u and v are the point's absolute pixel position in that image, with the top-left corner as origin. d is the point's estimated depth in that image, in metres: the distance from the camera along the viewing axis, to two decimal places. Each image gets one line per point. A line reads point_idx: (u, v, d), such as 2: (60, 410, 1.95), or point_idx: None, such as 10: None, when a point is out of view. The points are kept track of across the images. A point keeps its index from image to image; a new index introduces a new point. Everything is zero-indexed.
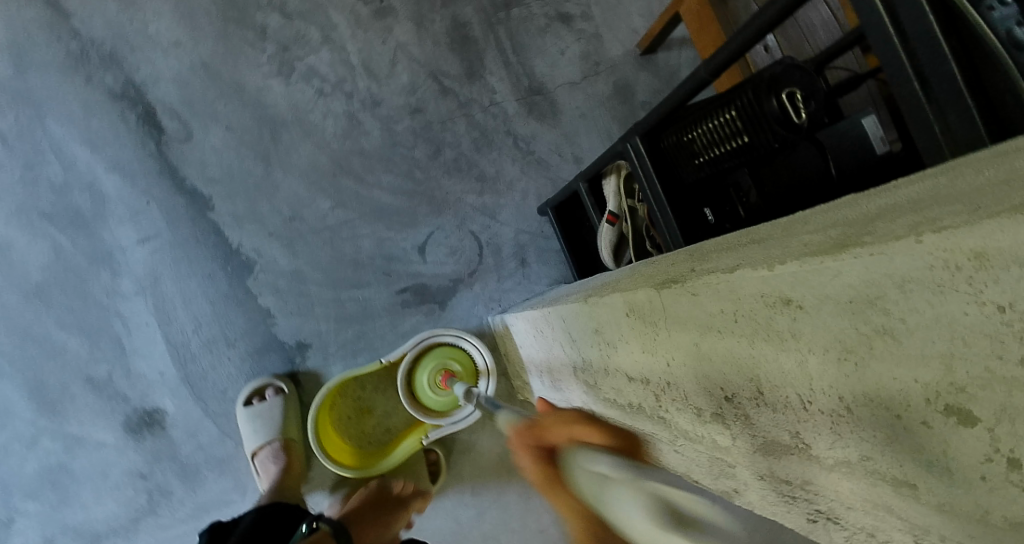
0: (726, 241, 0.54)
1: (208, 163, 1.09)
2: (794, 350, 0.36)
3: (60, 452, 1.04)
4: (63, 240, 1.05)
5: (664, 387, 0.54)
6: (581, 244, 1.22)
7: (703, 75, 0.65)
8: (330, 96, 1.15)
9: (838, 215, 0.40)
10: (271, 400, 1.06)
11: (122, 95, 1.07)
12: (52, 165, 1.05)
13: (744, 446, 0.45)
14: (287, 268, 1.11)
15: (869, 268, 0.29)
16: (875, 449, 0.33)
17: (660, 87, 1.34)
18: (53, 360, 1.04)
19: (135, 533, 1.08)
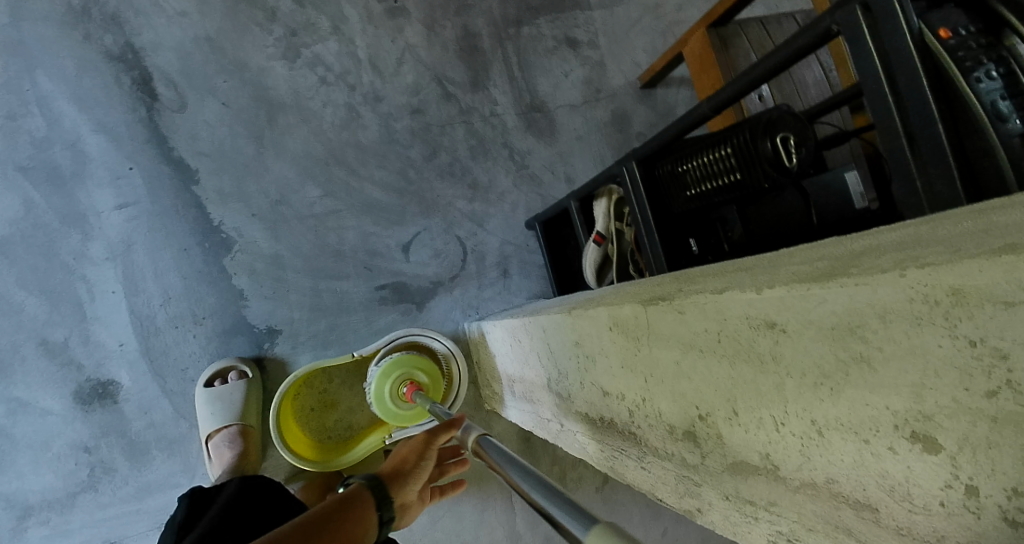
0: (712, 268, 0.56)
1: (200, 135, 1.07)
2: (772, 373, 0.37)
3: (1, 416, 0.98)
4: (36, 195, 1.00)
5: (638, 404, 0.55)
6: (564, 262, 1.24)
7: (704, 110, 0.67)
8: (332, 86, 1.15)
9: (824, 251, 0.42)
10: (234, 383, 1.02)
11: (119, 57, 1.04)
12: (35, 118, 1.01)
13: (713, 465, 0.46)
14: (267, 250, 1.09)
15: (854, 297, 0.30)
16: (841, 473, 0.34)
17: (656, 121, 1.39)
18: (7, 318, 0.99)
19: (71, 509, 1.01)
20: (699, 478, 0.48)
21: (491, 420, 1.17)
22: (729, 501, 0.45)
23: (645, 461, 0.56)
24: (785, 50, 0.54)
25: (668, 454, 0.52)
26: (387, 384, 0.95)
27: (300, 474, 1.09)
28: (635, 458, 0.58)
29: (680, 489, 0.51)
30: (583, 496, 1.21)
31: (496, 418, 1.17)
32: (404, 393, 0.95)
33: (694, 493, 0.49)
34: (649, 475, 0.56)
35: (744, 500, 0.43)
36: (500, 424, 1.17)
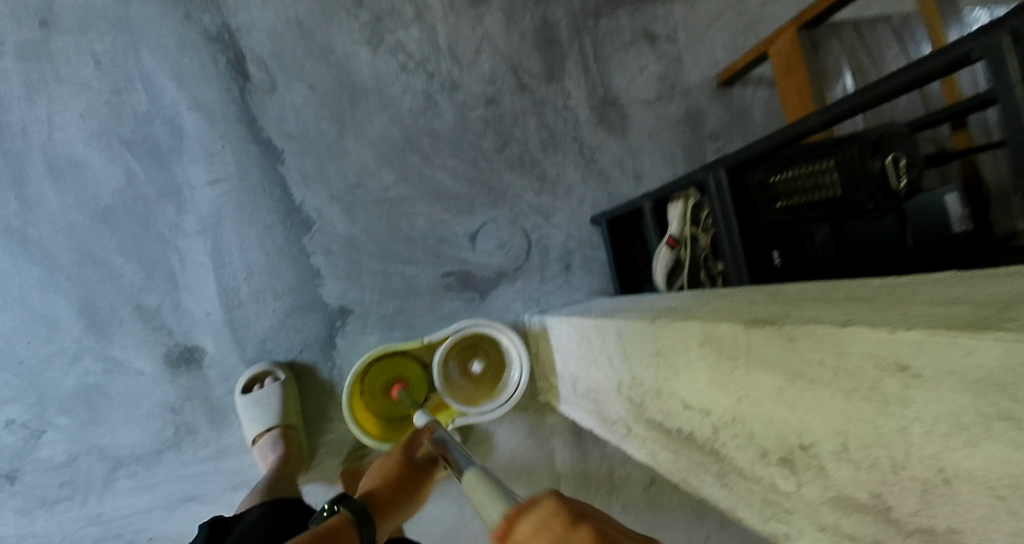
0: (816, 292, 0.55)
1: (286, 117, 1.11)
2: (897, 415, 0.37)
3: (99, 373, 1.07)
4: (137, 169, 1.07)
5: (726, 422, 0.55)
6: (628, 261, 1.23)
7: (812, 125, 0.65)
8: (412, 73, 1.17)
9: (962, 292, 0.40)
10: (268, 386, 1.05)
11: (216, 38, 1.09)
12: (139, 94, 1.07)
13: (810, 495, 0.46)
14: (343, 232, 1.14)
15: (1006, 352, 0.28)
16: (966, 525, 0.33)
17: (731, 121, 1.34)
18: (108, 282, 1.07)
19: (157, 464, 1.10)
20: (791, 504, 0.49)
21: (544, 412, 1.18)
22: (824, 533, 0.46)
23: (727, 478, 0.58)
24: (912, 73, 0.51)
25: (757, 476, 0.52)
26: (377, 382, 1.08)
27: (362, 448, 1.15)
28: (715, 473, 0.59)
29: (767, 512, 0.52)
30: (629, 494, 1.22)
31: (549, 410, 1.19)
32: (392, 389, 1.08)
33: (784, 518, 0.50)
34: (730, 493, 0.58)
35: (844, 534, 0.44)
36: (554, 417, 1.19)
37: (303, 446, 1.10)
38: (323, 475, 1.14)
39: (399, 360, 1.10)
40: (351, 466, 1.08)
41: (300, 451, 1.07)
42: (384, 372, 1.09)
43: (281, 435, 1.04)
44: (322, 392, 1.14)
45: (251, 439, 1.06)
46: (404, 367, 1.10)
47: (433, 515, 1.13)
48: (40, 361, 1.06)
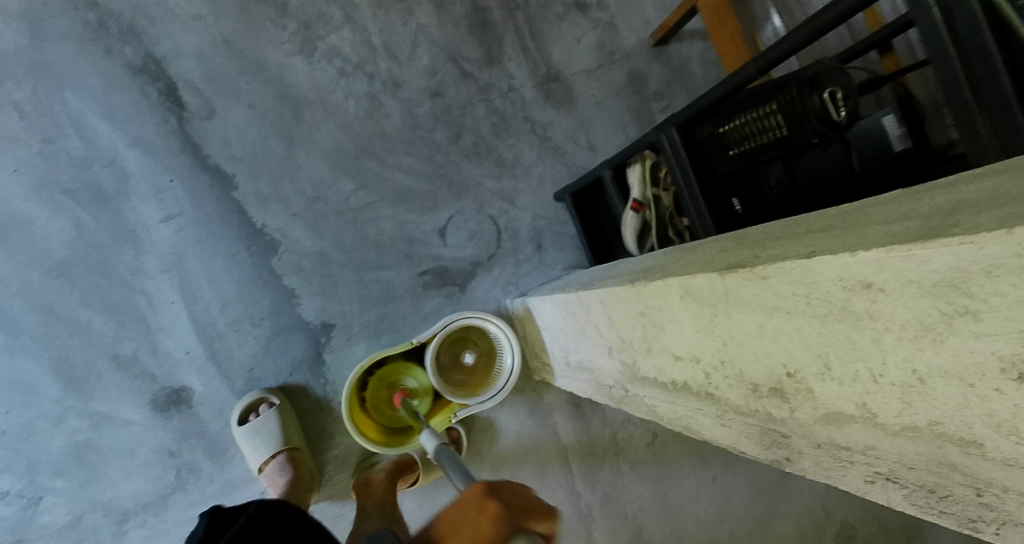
0: (779, 229, 0.57)
1: (231, 140, 1.08)
2: (869, 329, 0.39)
3: (86, 430, 1.03)
4: (85, 216, 1.03)
5: (716, 366, 0.58)
6: (596, 230, 1.26)
7: (753, 71, 0.67)
8: (352, 77, 1.14)
9: (909, 207, 0.43)
10: (264, 414, 1.04)
11: (142, 69, 1.04)
12: (72, 139, 1.02)
13: (803, 417, 0.50)
14: (311, 248, 1.12)
15: (958, 255, 0.31)
16: (944, 414, 0.37)
17: (672, 78, 1.36)
18: (78, 338, 1.02)
19: (165, 511, 1.08)
20: (787, 430, 0.53)
21: (541, 390, 1.21)
22: (821, 449, 0.50)
23: (726, 418, 0.61)
24: (838, 8, 0.53)
25: (752, 410, 0.56)
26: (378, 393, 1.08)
27: (370, 457, 1.15)
28: (714, 416, 0.63)
29: (767, 441, 0.57)
30: (635, 452, 1.27)
31: (546, 388, 1.21)
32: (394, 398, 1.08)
33: (782, 444, 0.54)
34: (731, 430, 0.62)
35: (838, 446, 0.48)
36: (551, 394, 1.22)
37: (312, 465, 1.09)
38: (336, 491, 1.14)
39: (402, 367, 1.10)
40: (360, 476, 1.07)
41: (310, 471, 1.07)
42: (387, 380, 1.09)
43: (288, 460, 1.03)
44: (320, 410, 1.13)
45: (257, 469, 1.04)
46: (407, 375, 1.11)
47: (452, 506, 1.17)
48: (21, 429, 1.02)
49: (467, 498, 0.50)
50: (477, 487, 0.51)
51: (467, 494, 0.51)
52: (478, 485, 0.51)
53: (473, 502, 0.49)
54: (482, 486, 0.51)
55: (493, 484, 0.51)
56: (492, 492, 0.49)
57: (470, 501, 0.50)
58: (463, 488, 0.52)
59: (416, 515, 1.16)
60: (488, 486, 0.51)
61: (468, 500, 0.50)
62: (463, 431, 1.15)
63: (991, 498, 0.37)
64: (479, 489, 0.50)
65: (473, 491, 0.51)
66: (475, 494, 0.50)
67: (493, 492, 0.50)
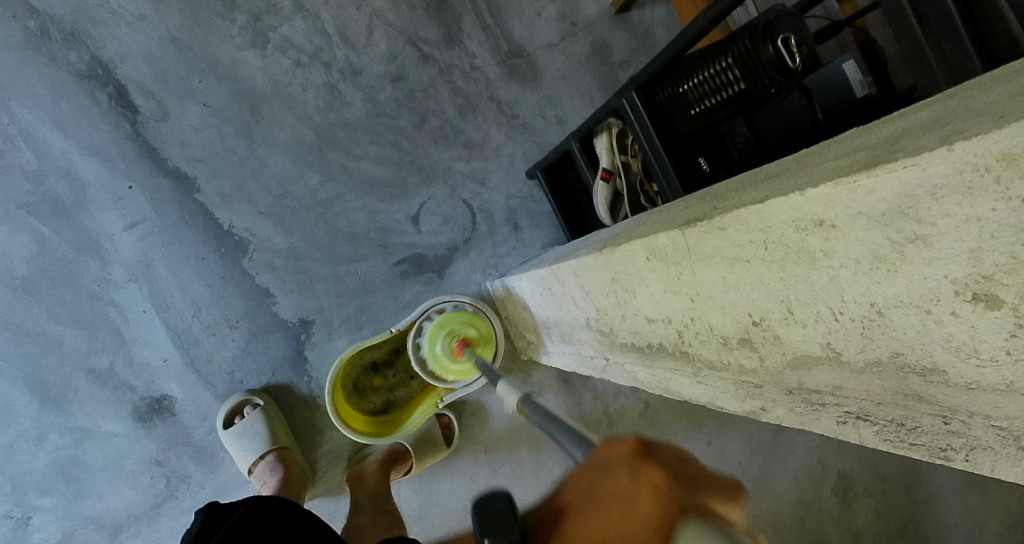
0: (740, 181, 0.56)
1: (189, 142, 1.05)
2: (825, 268, 0.39)
3: (70, 446, 1.02)
4: (45, 230, 1.00)
5: (688, 322, 0.59)
6: (571, 204, 1.24)
7: (703, 24, 0.65)
8: (308, 68, 1.11)
9: (860, 141, 0.42)
10: (249, 415, 1.03)
11: (89, 74, 1.00)
12: (23, 152, 0.99)
13: (773, 365, 0.50)
14: (282, 246, 1.10)
15: (901, 180, 0.30)
16: (903, 345, 0.37)
17: (637, 45, 1.32)
18: (50, 354, 1.00)
19: (158, 519, 1.07)
20: (760, 379, 0.53)
21: (529, 369, 1.22)
22: (793, 395, 0.50)
23: (702, 375, 0.61)
24: None
25: (725, 364, 0.56)
26: (439, 342, 1.02)
27: (361, 449, 1.14)
28: (690, 374, 0.63)
29: (742, 393, 0.56)
30: (627, 423, 1.27)
31: (534, 367, 1.22)
32: (455, 348, 1.02)
33: (756, 394, 0.54)
34: (708, 387, 0.61)
35: (809, 390, 0.48)
36: (539, 372, 1.23)
37: (303, 463, 1.09)
38: (330, 486, 1.13)
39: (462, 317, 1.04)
40: (353, 469, 1.07)
41: (301, 468, 1.06)
42: (448, 328, 1.03)
43: (278, 459, 1.02)
44: (308, 407, 1.12)
45: (248, 470, 1.04)
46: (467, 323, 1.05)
47: (449, 491, 1.18)
48: (3, 450, 1.00)
49: (613, 458, 0.43)
50: (626, 447, 0.43)
51: (617, 459, 0.43)
52: (628, 444, 0.44)
53: (618, 462, 0.42)
54: (633, 442, 0.44)
55: (648, 446, 0.44)
56: (647, 457, 0.42)
57: (616, 458, 0.43)
58: (604, 447, 0.44)
59: (413, 502, 1.16)
60: (643, 444, 0.44)
61: (615, 458, 0.43)
62: (454, 417, 1.16)
63: (958, 425, 0.36)
64: (631, 447, 0.43)
65: (620, 448, 0.44)
66: (625, 451, 0.43)
67: (649, 456, 0.42)
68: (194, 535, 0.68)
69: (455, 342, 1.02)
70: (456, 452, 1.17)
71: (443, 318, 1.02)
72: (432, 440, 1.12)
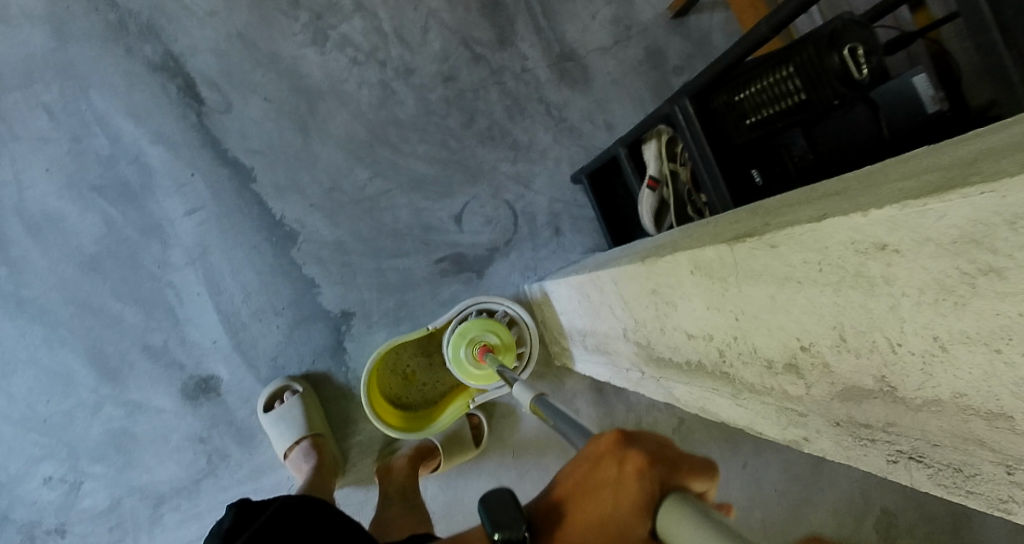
0: (796, 196, 0.54)
1: (248, 134, 1.10)
2: (885, 295, 0.36)
3: (123, 417, 1.09)
4: (114, 213, 1.07)
5: (730, 341, 0.57)
6: (615, 211, 1.22)
7: (764, 31, 0.63)
8: (364, 66, 1.15)
9: (933, 161, 0.39)
10: (288, 401, 1.07)
11: (162, 67, 1.07)
12: (100, 139, 1.06)
13: (820, 393, 0.47)
14: (329, 238, 1.14)
15: (978, 206, 0.28)
16: (969, 385, 0.34)
17: (693, 51, 1.28)
18: (111, 329, 1.08)
19: (197, 494, 1.13)
20: (804, 408, 0.50)
21: (562, 375, 1.21)
22: (840, 427, 0.47)
23: (742, 397, 0.59)
24: None
25: (768, 388, 0.54)
26: (461, 351, 1.03)
27: (392, 443, 1.17)
28: (729, 395, 0.61)
29: (784, 420, 0.54)
30: None
31: (567, 373, 1.22)
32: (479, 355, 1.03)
33: (800, 423, 0.52)
34: (748, 410, 0.59)
35: (859, 424, 0.45)
36: (572, 379, 1.22)
37: (335, 451, 1.12)
38: (359, 477, 1.17)
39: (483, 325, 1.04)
40: (383, 462, 1.10)
41: (333, 456, 1.10)
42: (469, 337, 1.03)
43: (311, 446, 1.06)
44: (343, 397, 1.16)
45: (283, 454, 1.08)
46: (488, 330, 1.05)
47: (475, 491, 1.18)
48: (63, 416, 1.08)
49: (601, 451, 0.42)
50: (609, 438, 0.42)
51: (604, 452, 0.41)
52: (612, 435, 0.42)
53: (607, 454, 0.41)
54: (615, 432, 0.42)
55: (631, 434, 0.41)
56: (628, 442, 0.40)
57: (605, 450, 0.42)
58: (594, 440, 0.43)
59: (439, 499, 1.17)
60: (624, 432, 0.42)
61: (603, 450, 0.42)
62: (484, 417, 1.17)
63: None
64: (614, 437, 0.42)
65: (607, 441, 0.42)
66: (608, 440, 0.42)
67: (632, 442, 0.40)
68: (225, 531, 0.71)
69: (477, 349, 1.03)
70: (484, 453, 1.18)
71: (463, 328, 1.02)
72: (461, 439, 1.13)
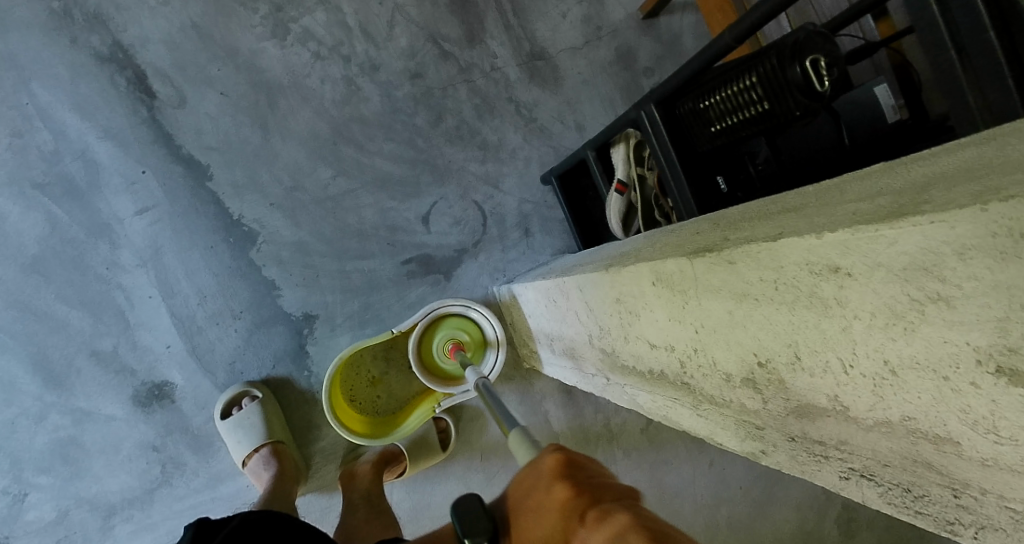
0: (756, 210, 0.54)
1: (204, 130, 1.05)
2: (838, 317, 0.36)
3: (69, 426, 1.03)
4: (57, 211, 1.01)
5: (691, 354, 0.57)
6: (584, 212, 1.22)
7: (728, 41, 0.63)
8: (327, 60, 1.10)
9: (886, 182, 0.39)
10: (246, 407, 1.04)
11: (109, 57, 1.01)
12: (41, 132, 1.00)
13: (776, 409, 0.48)
14: (291, 238, 1.10)
15: (927, 235, 0.28)
16: (917, 410, 0.34)
17: (663, 53, 1.28)
18: (56, 334, 1.02)
19: (151, 505, 1.08)
20: (761, 422, 0.51)
21: (532, 377, 1.21)
22: (795, 442, 0.47)
23: (702, 408, 0.59)
24: None
25: (726, 401, 0.54)
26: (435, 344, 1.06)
27: (356, 448, 1.14)
28: (690, 406, 0.61)
29: (742, 433, 0.54)
30: (629, 438, 1.26)
31: (536, 375, 1.21)
32: (449, 351, 1.05)
33: (757, 436, 0.52)
34: (707, 421, 0.59)
35: (813, 440, 0.45)
36: (542, 381, 1.21)
37: (297, 458, 1.09)
38: (324, 482, 1.14)
39: (456, 321, 1.07)
40: (346, 469, 1.07)
41: (295, 464, 1.06)
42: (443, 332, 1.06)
43: (271, 454, 1.03)
44: (306, 402, 1.13)
45: (241, 462, 1.04)
46: (460, 328, 1.08)
47: (443, 495, 1.17)
48: (3, 427, 1.02)
49: (538, 468, 0.35)
50: (550, 451, 0.36)
51: (540, 461, 0.36)
52: (553, 453, 0.35)
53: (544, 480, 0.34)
54: (559, 455, 0.35)
55: (575, 458, 0.35)
56: (565, 468, 0.34)
57: (541, 469, 0.35)
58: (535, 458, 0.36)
59: (404, 504, 1.16)
60: (569, 457, 0.35)
61: (540, 470, 0.35)
62: (452, 421, 1.16)
63: (968, 500, 0.34)
64: (556, 462, 0.34)
65: (547, 456, 0.35)
66: (549, 467, 0.34)
67: (575, 470, 0.34)
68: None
69: (449, 344, 1.05)
70: (451, 457, 1.17)
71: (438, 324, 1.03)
72: (428, 444, 1.12)
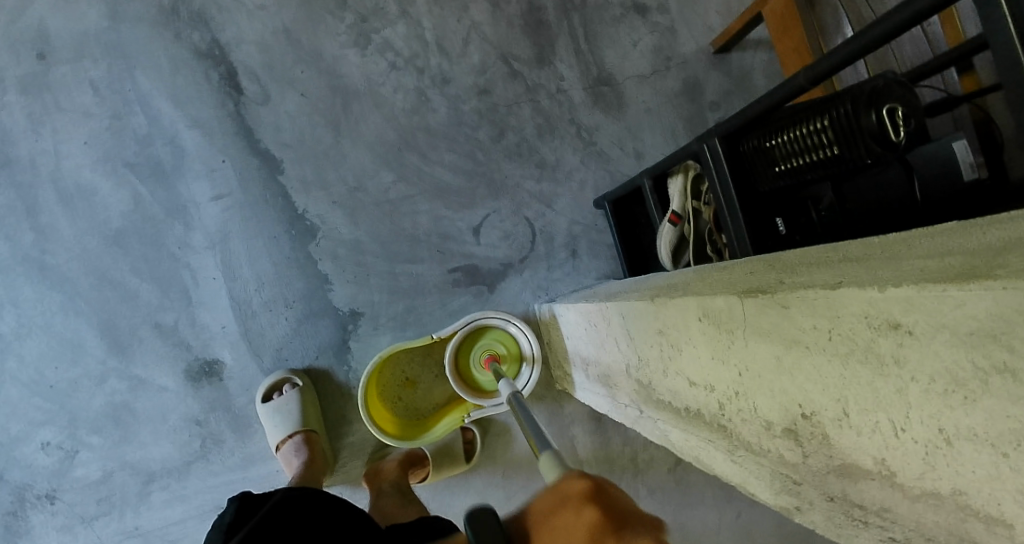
0: (814, 255, 0.52)
1: (282, 127, 1.13)
2: (894, 376, 0.35)
3: (125, 391, 1.11)
4: (143, 191, 1.11)
5: (732, 396, 0.55)
6: (635, 240, 1.21)
7: (801, 82, 0.61)
8: (401, 71, 1.16)
9: (957, 241, 0.37)
10: (287, 394, 1.08)
11: (206, 54, 1.11)
12: (138, 117, 1.10)
13: (817, 465, 0.46)
14: (348, 235, 1.15)
15: (998, 301, 0.26)
16: (971, 485, 0.32)
17: (731, 88, 1.27)
18: (126, 304, 1.11)
19: (187, 476, 1.14)
20: (799, 477, 0.49)
21: (562, 399, 1.20)
22: (833, 503, 0.45)
23: (737, 454, 0.57)
24: (890, 21, 0.47)
25: (764, 450, 0.52)
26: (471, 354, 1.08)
27: (383, 447, 1.17)
28: (724, 450, 0.59)
29: (778, 486, 0.52)
30: (656, 476, 1.22)
31: (568, 398, 1.20)
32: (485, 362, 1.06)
33: (794, 491, 0.50)
34: (741, 468, 0.57)
35: (853, 503, 0.43)
36: (572, 405, 1.20)
37: (326, 448, 1.13)
38: (349, 476, 1.17)
39: (493, 334, 1.08)
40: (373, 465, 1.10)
41: (324, 454, 1.10)
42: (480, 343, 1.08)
43: (304, 442, 1.06)
44: (342, 395, 1.17)
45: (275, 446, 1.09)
46: (496, 341, 1.09)
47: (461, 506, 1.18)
48: (68, 385, 1.11)
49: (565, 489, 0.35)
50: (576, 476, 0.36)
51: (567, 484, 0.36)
52: (583, 479, 0.35)
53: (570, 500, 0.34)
54: (588, 481, 0.35)
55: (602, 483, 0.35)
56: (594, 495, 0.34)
57: (570, 492, 0.35)
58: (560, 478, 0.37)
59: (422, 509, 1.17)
60: (597, 483, 0.35)
61: (568, 492, 0.35)
62: (479, 433, 1.16)
63: None
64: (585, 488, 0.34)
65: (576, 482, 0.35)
66: (578, 490, 0.34)
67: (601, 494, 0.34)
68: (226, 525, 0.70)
69: (485, 355, 1.07)
70: (474, 469, 1.17)
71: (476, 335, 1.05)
72: (453, 453, 1.13)
